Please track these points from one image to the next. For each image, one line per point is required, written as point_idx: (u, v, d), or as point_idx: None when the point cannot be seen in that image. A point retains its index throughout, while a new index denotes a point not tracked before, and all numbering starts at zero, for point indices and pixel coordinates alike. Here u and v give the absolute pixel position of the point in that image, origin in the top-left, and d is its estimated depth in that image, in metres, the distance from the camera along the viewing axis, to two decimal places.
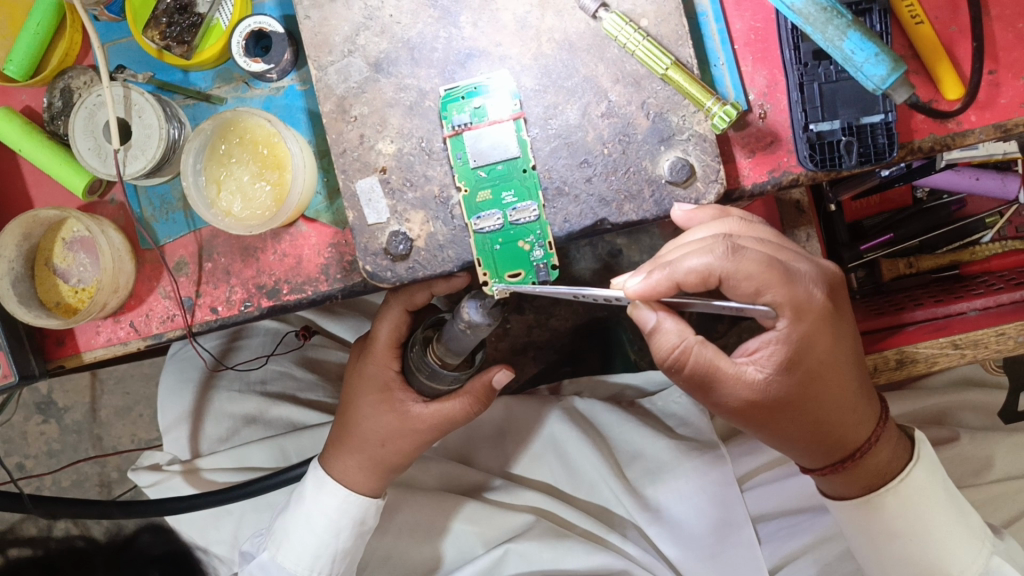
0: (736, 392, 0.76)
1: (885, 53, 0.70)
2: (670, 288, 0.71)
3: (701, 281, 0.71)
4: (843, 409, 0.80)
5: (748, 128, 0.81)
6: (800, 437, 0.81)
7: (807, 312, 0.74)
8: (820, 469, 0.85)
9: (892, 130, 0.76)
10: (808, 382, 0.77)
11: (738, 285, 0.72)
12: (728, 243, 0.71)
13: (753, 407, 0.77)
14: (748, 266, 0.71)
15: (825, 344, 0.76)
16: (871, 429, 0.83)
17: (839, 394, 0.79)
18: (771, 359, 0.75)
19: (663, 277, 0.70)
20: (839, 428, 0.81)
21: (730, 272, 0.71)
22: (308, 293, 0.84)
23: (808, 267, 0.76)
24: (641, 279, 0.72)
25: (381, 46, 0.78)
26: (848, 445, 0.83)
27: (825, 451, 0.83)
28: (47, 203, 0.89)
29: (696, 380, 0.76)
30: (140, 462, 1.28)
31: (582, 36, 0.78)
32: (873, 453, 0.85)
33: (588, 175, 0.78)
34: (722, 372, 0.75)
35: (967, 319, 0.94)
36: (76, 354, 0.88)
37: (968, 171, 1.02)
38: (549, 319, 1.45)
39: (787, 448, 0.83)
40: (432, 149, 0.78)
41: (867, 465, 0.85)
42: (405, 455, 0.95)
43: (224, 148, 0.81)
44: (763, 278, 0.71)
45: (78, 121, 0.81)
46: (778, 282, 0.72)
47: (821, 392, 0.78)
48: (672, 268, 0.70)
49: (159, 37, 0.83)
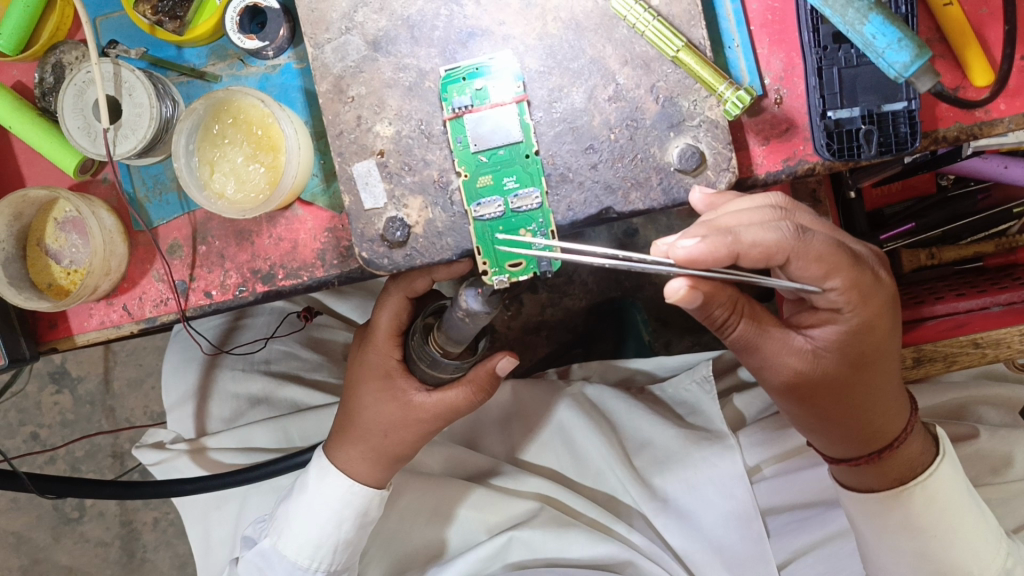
0: (782, 360, 0.76)
1: (909, 38, 0.65)
2: (727, 255, 0.66)
3: (765, 255, 0.68)
4: (889, 394, 0.80)
5: (762, 114, 0.77)
6: (842, 417, 0.80)
7: (871, 300, 0.74)
8: (853, 459, 0.83)
9: (914, 119, 0.73)
10: (861, 363, 0.77)
11: (808, 267, 0.70)
12: (796, 224, 0.69)
13: (799, 377, 0.77)
14: (818, 247, 0.69)
15: (882, 331, 0.76)
16: (907, 421, 0.82)
17: (886, 377, 0.80)
18: (822, 337, 0.76)
19: (724, 244, 0.65)
20: (883, 412, 0.80)
21: (797, 252, 0.69)
22: (303, 279, 0.82)
23: (866, 252, 0.76)
24: (695, 241, 0.64)
25: (379, 23, 0.75)
26: (887, 434, 0.82)
27: (863, 438, 0.81)
28: (39, 182, 0.87)
29: (743, 340, 0.75)
30: (143, 440, 1.26)
31: (589, 15, 0.74)
32: (908, 444, 0.83)
33: (593, 161, 0.74)
34: (767, 336, 0.75)
35: (990, 316, 0.89)
36: (68, 336, 0.87)
37: (995, 158, 0.96)
38: (562, 299, 1.42)
39: (824, 430, 0.82)
40: (432, 132, 0.75)
41: (900, 456, 0.83)
42: (409, 445, 0.93)
43: (217, 128, 0.78)
44: (832, 261, 0.70)
45: (66, 98, 0.79)
46: (846, 265, 0.71)
47: (869, 374, 0.78)
48: (732, 240, 0.66)
49: (151, 13, 0.80)
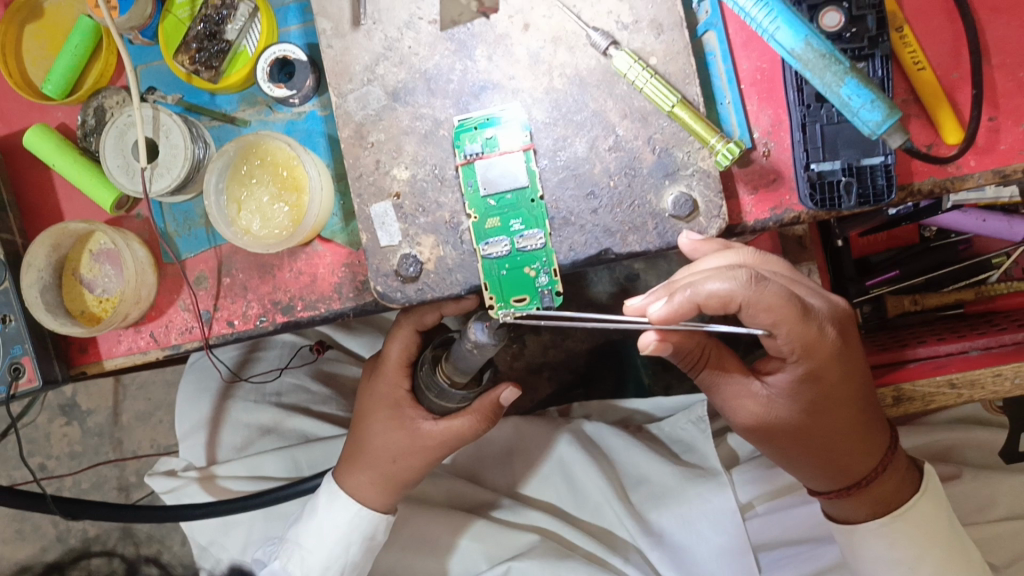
0: (744, 402, 0.84)
1: (881, 99, 0.71)
2: (692, 308, 0.70)
3: (722, 303, 0.72)
4: (850, 437, 0.85)
5: (751, 165, 0.83)
6: (805, 456, 0.86)
7: (818, 349, 0.78)
8: (827, 493, 0.89)
9: (891, 172, 0.78)
10: (814, 407, 0.83)
11: (758, 315, 0.73)
12: (752, 272, 0.72)
13: (760, 420, 0.84)
14: (768, 297, 0.72)
15: (835, 377, 0.81)
16: (876, 460, 0.86)
17: (845, 421, 0.84)
18: (779, 384, 0.82)
19: (686, 299, 0.69)
20: (841, 453, 0.86)
21: (751, 300, 0.72)
22: (321, 311, 0.88)
23: (822, 304, 0.80)
24: (663, 303, 0.70)
25: (399, 75, 0.82)
26: (850, 472, 0.86)
27: (830, 474, 0.87)
28: (77, 216, 0.93)
29: (709, 380, 0.85)
30: (156, 468, 1.30)
31: (592, 72, 0.80)
32: (881, 481, 0.87)
33: (593, 207, 0.80)
34: (731, 378, 0.84)
35: (968, 359, 0.93)
36: (97, 361, 0.92)
37: (974, 212, 1.03)
38: (563, 341, 1.47)
39: (794, 465, 0.88)
40: (445, 176, 0.81)
41: (874, 492, 0.87)
42: (416, 472, 0.97)
43: (246, 169, 0.84)
44: (780, 312, 0.73)
45: (108, 139, 0.85)
46: (792, 318, 0.74)
47: (824, 418, 0.83)
48: (692, 291, 0.70)
49: (189, 63, 0.87)
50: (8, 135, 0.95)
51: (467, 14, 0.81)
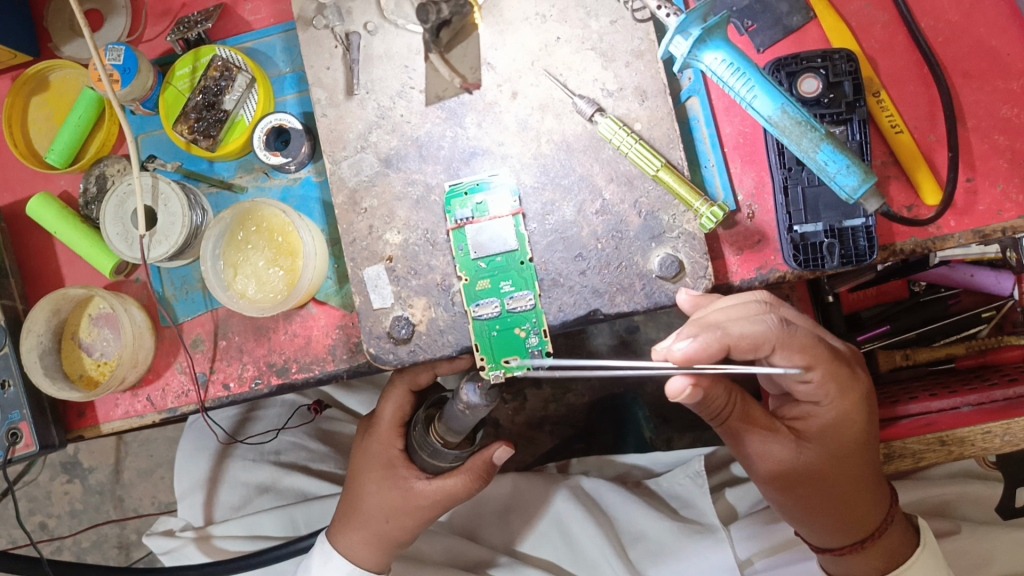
0: (770, 450, 0.84)
1: (856, 164, 0.74)
2: (720, 350, 0.73)
3: (753, 346, 0.75)
4: (866, 485, 0.86)
5: (736, 227, 0.85)
6: (823, 505, 0.86)
7: (851, 389, 0.81)
8: (838, 549, 0.88)
9: (872, 234, 0.80)
10: (841, 452, 0.84)
11: (793, 356, 0.77)
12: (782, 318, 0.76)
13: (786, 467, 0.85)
14: (802, 339, 0.77)
15: (864, 420, 0.83)
16: (886, 512, 0.88)
17: (864, 468, 0.86)
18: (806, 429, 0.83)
19: (715, 339, 0.73)
20: (857, 504, 0.86)
21: (784, 342, 0.76)
22: (315, 372, 0.89)
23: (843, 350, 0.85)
24: (690, 342, 0.72)
25: (392, 142, 0.84)
26: (862, 523, 0.87)
27: (844, 525, 0.87)
28: (78, 281, 0.95)
29: (732, 430, 0.85)
30: (154, 527, 1.30)
31: (578, 138, 0.82)
32: (890, 534, 0.88)
33: (582, 268, 0.81)
34: (756, 427, 0.84)
35: (960, 416, 0.93)
36: (94, 425, 0.93)
37: (962, 267, 1.07)
38: (565, 395, 1.48)
39: (807, 518, 0.88)
40: (436, 240, 0.83)
41: (884, 544, 0.88)
42: (410, 531, 0.97)
43: (242, 235, 0.86)
44: (818, 352, 0.78)
45: (108, 208, 0.87)
46: (827, 359, 0.79)
47: (849, 463, 0.85)
48: (722, 333, 0.73)
49: (187, 132, 0.90)
50: (13, 203, 0.97)
51: (451, 89, 0.84)
